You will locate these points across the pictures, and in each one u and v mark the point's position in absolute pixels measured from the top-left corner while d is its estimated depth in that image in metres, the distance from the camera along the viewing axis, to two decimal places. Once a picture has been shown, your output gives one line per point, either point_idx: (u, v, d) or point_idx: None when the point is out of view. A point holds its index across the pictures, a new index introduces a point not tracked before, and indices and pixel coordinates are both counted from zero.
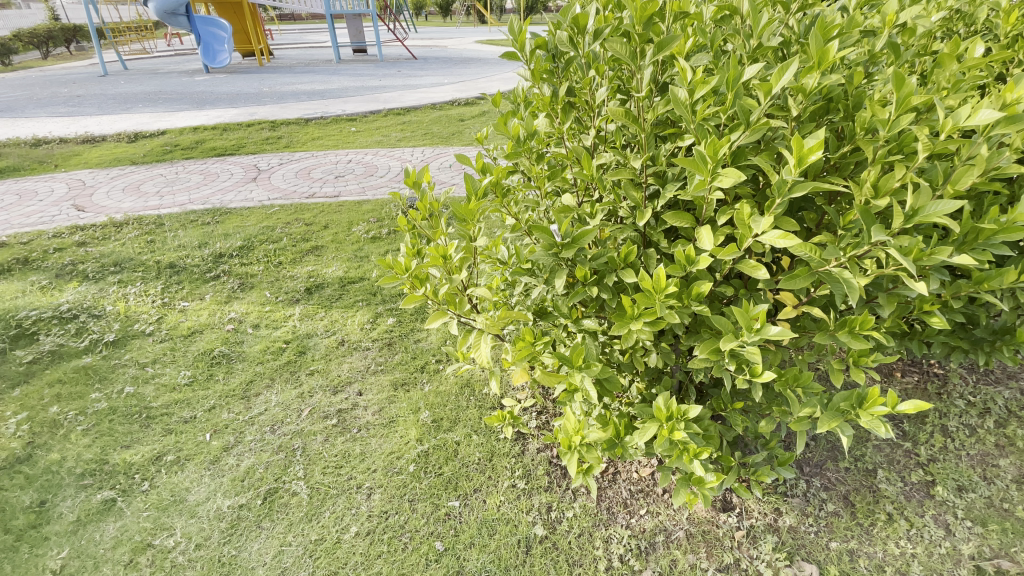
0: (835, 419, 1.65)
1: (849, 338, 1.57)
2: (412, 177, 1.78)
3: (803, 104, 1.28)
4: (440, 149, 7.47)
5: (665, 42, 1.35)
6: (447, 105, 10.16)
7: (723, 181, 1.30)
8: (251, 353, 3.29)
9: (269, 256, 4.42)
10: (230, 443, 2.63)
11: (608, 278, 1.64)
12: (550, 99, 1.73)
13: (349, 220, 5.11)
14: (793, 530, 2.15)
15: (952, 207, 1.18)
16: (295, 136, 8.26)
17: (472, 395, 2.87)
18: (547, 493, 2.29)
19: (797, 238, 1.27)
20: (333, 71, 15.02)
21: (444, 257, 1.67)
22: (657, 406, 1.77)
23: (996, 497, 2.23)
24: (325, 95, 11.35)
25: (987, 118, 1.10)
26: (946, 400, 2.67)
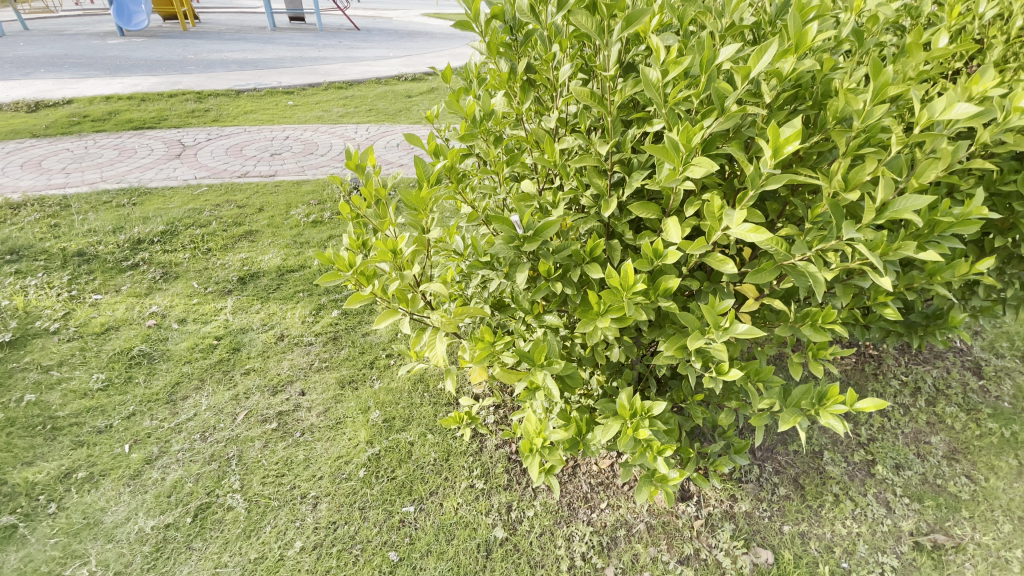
0: (797, 412, 1.64)
1: (811, 331, 1.56)
2: (354, 158, 1.57)
3: (778, 89, 1.21)
4: (386, 127, 7.11)
5: (634, 17, 1.21)
6: (392, 80, 9.67)
7: (694, 171, 1.22)
8: (177, 352, 2.97)
9: (196, 242, 4.02)
10: (153, 455, 2.36)
11: (573, 272, 1.54)
12: (507, 77, 1.59)
13: (287, 202, 4.74)
14: (748, 516, 2.18)
15: (922, 202, 1.16)
16: (225, 109, 7.59)
17: (426, 391, 2.73)
18: (506, 492, 2.21)
19: (768, 233, 1.20)
20: (267, 39, 13.98)
21: (394, 251, 1.50)
22: (621, 404, 1.71)
23: (930, 473, 2.37)
24: (258, 65, 10.52)
25: (963, 113, 1.05)
26: (883, 380, 2.83)
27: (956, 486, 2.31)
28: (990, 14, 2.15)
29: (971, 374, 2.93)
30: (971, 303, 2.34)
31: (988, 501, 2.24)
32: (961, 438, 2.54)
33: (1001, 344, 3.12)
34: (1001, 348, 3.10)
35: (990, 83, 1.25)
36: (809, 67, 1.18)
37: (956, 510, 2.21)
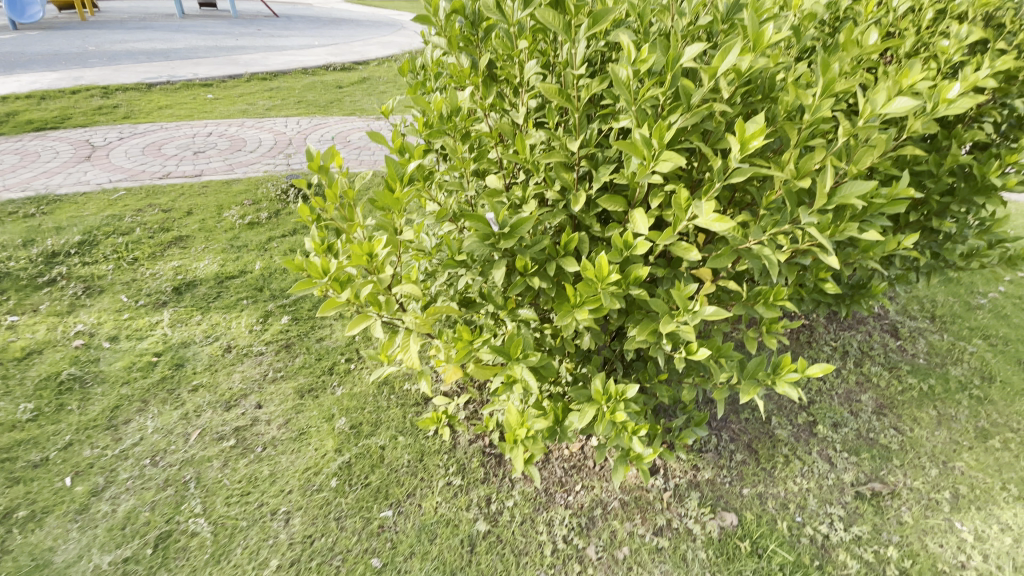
0: (757, 384, 1.77)
1: (765, 308, 1.66)
2: (317, 159, 1.49)
3: (735, 85, 1.30)
4: (319, 120, 6.79)
5: (600, 16, 1.30)
6: (320, 69, 9.23)
7: (662, 166, 1.28)
8: (111, 373, 2.74)
9: (119, 252, 3.69)
10: (98, 486, 2.19)
11: (548, 266, 1.59)
12: (470, 72, 1.58)
13: (218, 203, 4.43)
14: (712, 483, 2.33)
15: (865, 187, 1.28)
16: (136, 104, 6.96)
17: (392, 393, 2.69)
18: (484, 486, 2.23)
19: (731, 221, 1.27)
20: (175, 26, 12.88)
21: (368, 255, 1.47)
22: (595, 390, 1.77)
23: (863, 428, 2.64)
24: (168, 54, 9.69)
25: (903, 107, 1.22)
26: (816, 347, 3.14)
27: (886, 438, 2.58)
28: (898, 11, 2.38)
29: (890, 336, 3.29)
30: (890, 273, 2.61)
31: (914, 449, 2.53)
32: (887, 395, 2.86)
33: (913, 308, 3.53)
34: (913, 311, 3.52)
35: (919, 77, 1.37)
36: (762, 65, 1.29)
37: (888, 459, 2.48)
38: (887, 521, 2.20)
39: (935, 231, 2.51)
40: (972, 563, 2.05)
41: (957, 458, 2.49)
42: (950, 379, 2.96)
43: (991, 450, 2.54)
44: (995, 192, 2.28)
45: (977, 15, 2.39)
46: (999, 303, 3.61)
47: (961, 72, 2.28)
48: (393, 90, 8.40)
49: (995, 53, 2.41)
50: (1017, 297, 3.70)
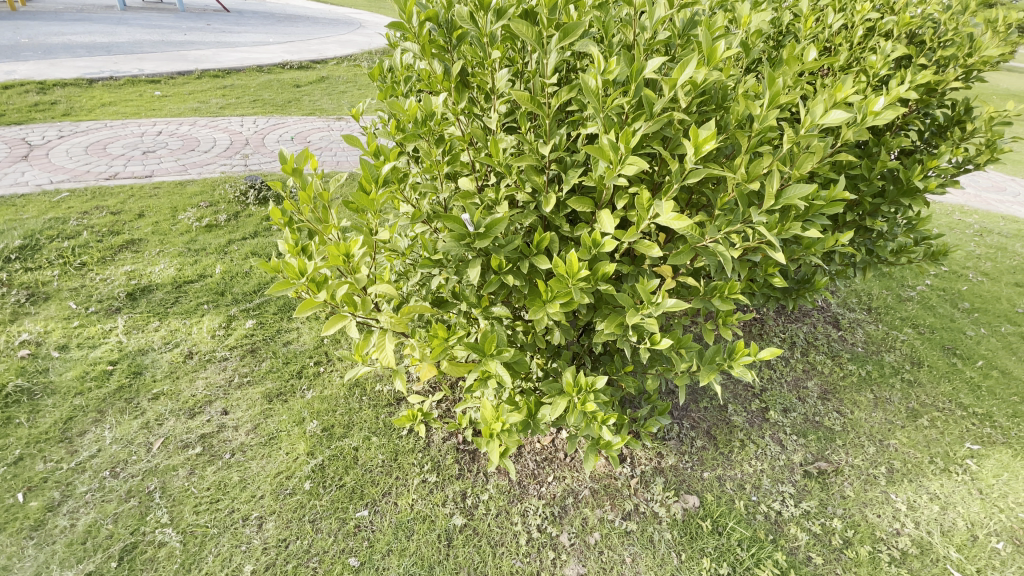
0: (715, 371, 1.90)
1: (721, 301, 1.78)
2: (290, 162, 1.50)
3: (692, 96, 1.41)
4: (276, 119, 6.62)
5: (570, 28, 1.39)
6: (275, 68, 8.99)
7: (626, 169, 1.37)
8: (63, 383, 2.61)
9: (65, 257, 3.51)
10: (54, 501, 2.10)
11: (521, 265, 1.66)
12: (443, 78, 1.64)
13: (172, 205, 4.27)
14: (675, 468, 2.46)
15: (806, 190, 1.42)
16: (76, 101, 6.58)
17: (364, 395, 2.69)
18: (459, 481, 2.28)
19: (689, 220, 1.38)
20: (116, 19, 12.23)
21: (345, 256, 1.49)
22: (566, 382, 1.85)
23: (810, 413, 2.85)
24: (109, 49, 9.19)
25: (837, 119, 1.36)
26: (767, 338, 3.35)
27: (830, 421, 2.81)
28: (833, 28, 2.60)
29: (832, 326, 3.55)
30: (831, 268, 2.83)
31: (854, 430, 2.76)
32: (830, 380, 3.10)
33: (851, 300, 3.82)
34: (852, 303, 3.80)
35: (851, 91, 1.53)
36: (715, 78, 1.41)
37: (833, 440, 2.69)
38: (832, 496, 2.40)
39: (869, 229, 2.75)
40: (906, 530, 2.27)
41: (893, 436, 2.73)
42: (884, 364, 3.23)
43: (921, 427, 2.80)
44: (919, 194, 2.53)
45: (902, 33, 2.63)
46: (926, 295, 3.96)
47: (888, 85, 2.52)
48: (352, 90, 8.28)
49: (917, 68, 2.67)
50: (941, 289, 4.06)
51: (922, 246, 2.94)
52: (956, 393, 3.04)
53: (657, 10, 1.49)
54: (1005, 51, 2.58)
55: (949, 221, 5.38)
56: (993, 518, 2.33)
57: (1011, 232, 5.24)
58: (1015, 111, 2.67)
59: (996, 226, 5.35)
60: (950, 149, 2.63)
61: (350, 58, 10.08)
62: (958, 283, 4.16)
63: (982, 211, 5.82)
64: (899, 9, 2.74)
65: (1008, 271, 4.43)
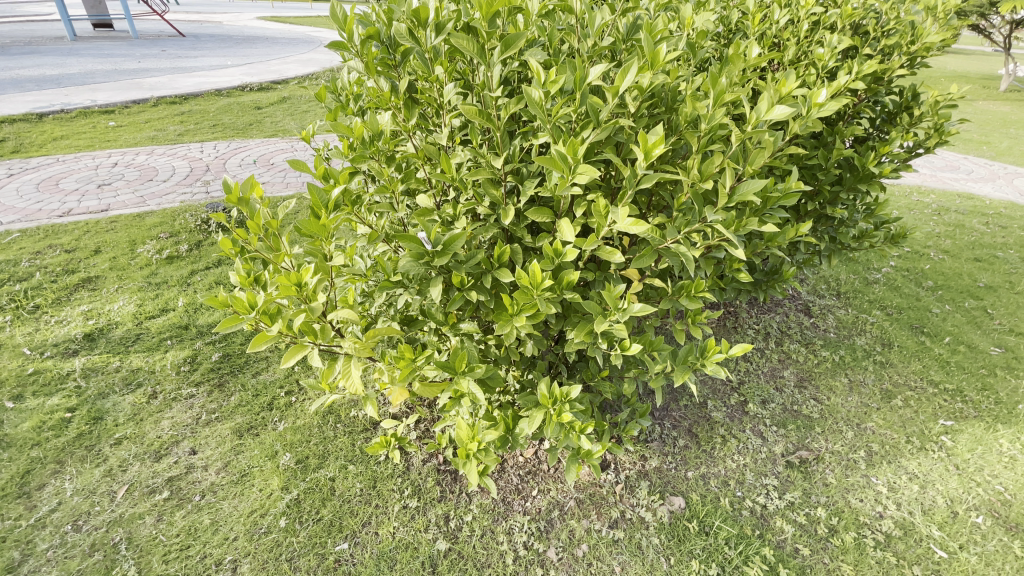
0: (688, 370, 1.88)
1: (687, 301, 1.76)
2: (235, 192, 1.43)
3: (639, 100, 1.42)
4: (237, 144, 6.49)
5: (510, 40, 1.39)
6: (235, 91, 8.83)
7: (580, 177, 1.36)
8: (18, 435, 2.47)
9: (17, 300, 3.35)
10: (14, 562, 1.97)
11: (484, 280, 1.62)
12: (391, 96, 1.61)
13: (130, 239, 4.12)
14: (659, 470, 2.45)
15: (759, 185, 1.41)
16: (26, 137, 6.34)
17: (339, 422, 2.62)
18: (441, 504, 2.23)
19: (647, 223, 1.37)
20: (66, 50, 11.89)
21: (298, 285, 1.43)
22: (541, 394, 1.79)
23: (788, 402, 2.88)
24: (58, 81, 8.90)
25: (781, 114, 1.36)
26: (741, 331, 3.39)
27: (808, 409, 2.84)
28: (780, 24, 2.66)
29: (804, 314, 3.61)
30: (798, 257, 2.87)
31: (832, 416, 2.80)
32: (805, 368, 3.14)
33: (821, 287, 3.90)
34: (821, 290, 3.87)
35: (794, 86, 1.54)
36: (660, 81, 1.42)
37: (812, 428, 2.72)
38: (815, 485, 2.41)
39: (829, 217, 2.80)
40: (889, 512, 2.29)
41: (869, 420, 2.77)
42: (856, 348, 3.29)
43: (896, 408, 2.85)
44: (875, 179, 2.59)
45: (846, 25, 2.70)
46: (891, 276, 4.06)
47: (837, 76, 2.58)
48: (315, 109, 8.20)
49: (863, 58, 2.74)
50: (905, 270, 4.16)
51: (882, 230, 3.01)
52: (927, 370, 3.11)
53: (598, 17, 1.50)
54: (946, 37, 2.66)
55: (908, 202, 5.55)
56: (972, 493, 2.37)
57: (967, 209, 5.43)
58: (960, 94, 2.75)
59: (953, 205, 5.52)
60: (901, 134, 2.70)
61: (311, 77, 9.97)
62: (920, 262, 4.28)
63: (938, 191, 6.02)
64: (842, 2, 2.82)
65: (967, 247, 4.57)
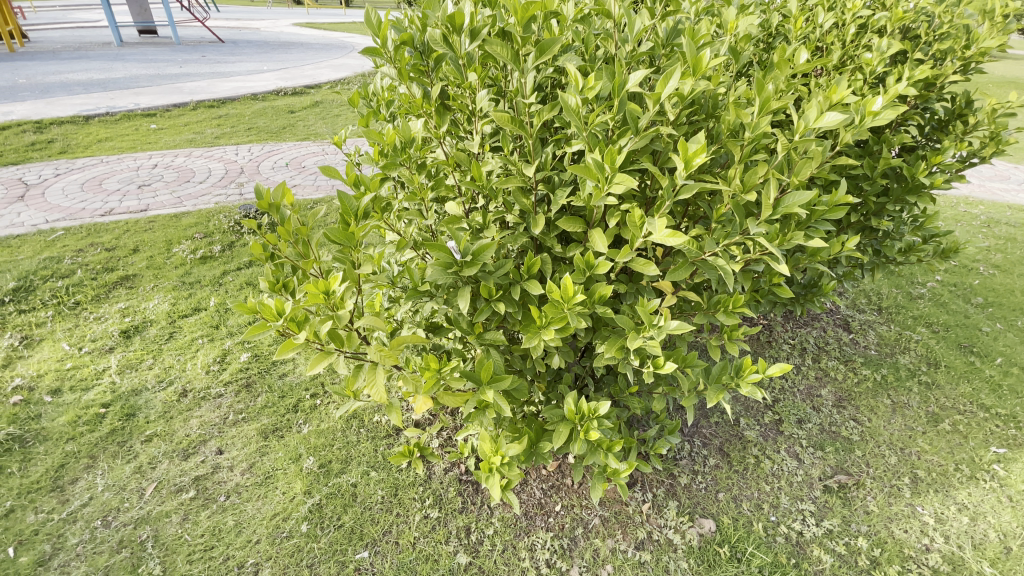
0: (723, 389, 1.79)
1: (725, 316, 1.68)
2: (266, 198, 1.42)
3: (679, 108, 1.36)
4: (271, 147, 6.64)
5: (546, 46, 1.36)
6: (270, 95, 9.06)
7: (615, 188, 1.30)
8: (55, 429, 2.54)
9: (59, 296, 3.47)
10: (46, 555, 2.01)
11: (512, 291, 1.58)
12: (423, 102, 1.59)
13: (167, 238, 4.24)
14: (688, 490, 2.36)
15: (806, 198, 1.33)
16: (73, 139, 6.62)
17: (362, 427, 2.62)
18: (463, 516, 2.19)
19: (685, 235, 1.30)
20: (112, 55, 12.40)
21: (326, 293, 1.41)
22: (568, 409, 1.73)
23: (826, 423, 2.75)
24: (105, 85, 9.27)
25: (834, 122, 1.27)
26: (776, 346, 3.26)
27: (847, 430, 2.70)
28: (824, 28, 2.55)
29: (843, 330, 3.45)
30: (838, 270, 2.74)
31: (874, 439, 2.65)
32: (844, 387, 2.99)
33: (860, 301, 3.72)
34: (861, 304, 3.70)
35: (845, 92, 1.46)
36: (702, 88, 1.36)
37: (851, 451, 2.59)
38: (855, 512, 2.28)
39: (874, 229, 2.66)
40: (935, 545, 2.15)
41: (913, 444, 2.62)
42: (900, 367, 3.12)
43: (943, 433, 2.68)
44: (925, 191, 2.45)
45: (895, 28, 2.57)
46: (937, 291, 3.85)
47: (885, 81, 2.45)
48: (347, 113, 8.33)
49: (914, 63, 2.60)
50: (953, 285, 3.95)
51: (930, 244, 2.85)
52: (977, 393, 2.93)
53: (638, 22, 1.45)
54: (1005, 41, 2.50)
55: (955, 214, 5.28)
56: None
57: (1020, 222, 5.14)
58: (1019, 100, 2.58)
59: (1004, 217, 5.23)
60: (954, 143, 2.55)
61: (343, 81, 10.16)
62: (969, 277, 4.05)
63: (987, 202, 5.72)
64: (891, 4, 2.69)
65: (1020, 262, 4.31)
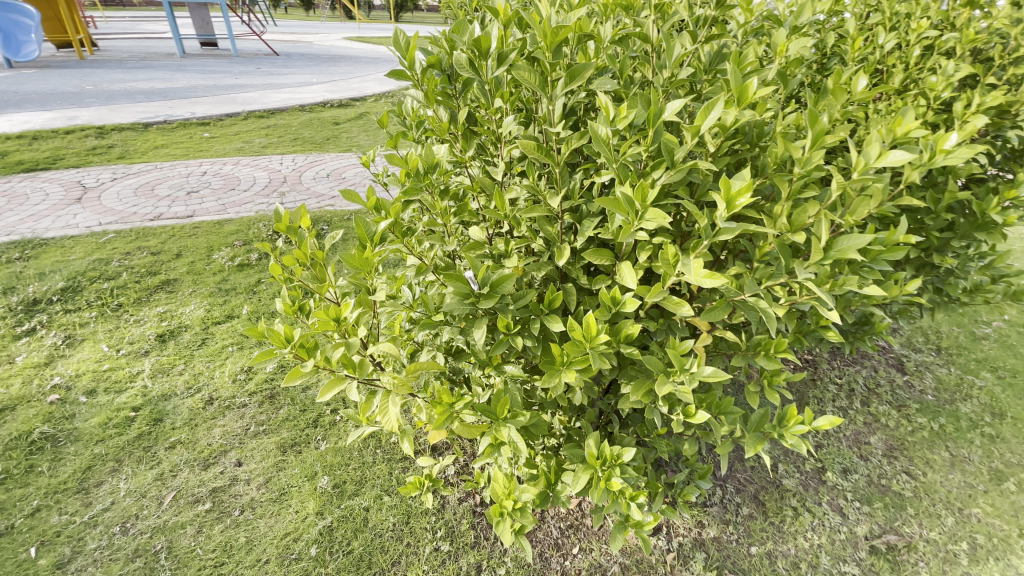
0: (761, 440, 1.64)
1: (765, 362, 1.54)
2: (284, 220, 1.42)
3: (720, 139, 1.25)
4: (314, 157, 6.82)
5: (577, 71, 1.28)
6: (317, 107, 9.36)
7: (646, 224, 1.21)
8: (87, 430, 2.61)
9: (104, 298, 3.61)
10: (64, 558, 2.04)
11: (532, 325, 1.49)
12: (448, 125, 1.54)
13: (209, 244, 4.38)
14: (717, 541, 2.19)
15: (863, 241, 1.19)
16: (132, 145, 6.99)
17: (379, 447, 2.57)
18: (474, 551, 2.10)
19: (723, 278, 1.19)
20: (176, 66, 13.14)
21: (336, 319, 1.37)
22: (589, 452, 1.61)
23: (875, 474, 2.52)
24: (166, 94, 9.81)
25: (899, 160, 1.14)
26: (820, 385, 3.04)
27: (898, 484, 2.46)
28: (884, 49, 2.38)
29: (896, 371, 3.19)
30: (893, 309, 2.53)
31: (928, 496, 2.40)
32: (896, 436, 2.74)
33: (917, 340, 3.44)
34: (917, 343, 3.42)
35: (912, 124, 1.35)
36: (747, 118, 1.25)
37: (902, 508, 2.35)
38: None
39: (935, 267, 2.44)
40: None
41: (974, 504, 2.36)
42: (961, 417, 2.84)
43: (1011, 495, 2.41)
44: (995, 228, 2.23)
45: (966, 50, 2.37)
46: (1005, 332, 3.52)
47: (953, 107, 2.25)
48: None
49: (986, 87, 2.39)
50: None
51: (999, 284, 2.60)
52: None
53: (677, 46, 1.36)
54: None
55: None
56: None
57: None
58: None
59: None
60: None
61: (387, 94, 10.40)
62: None
63: None
64: (961, 24, 2.49)
65: None
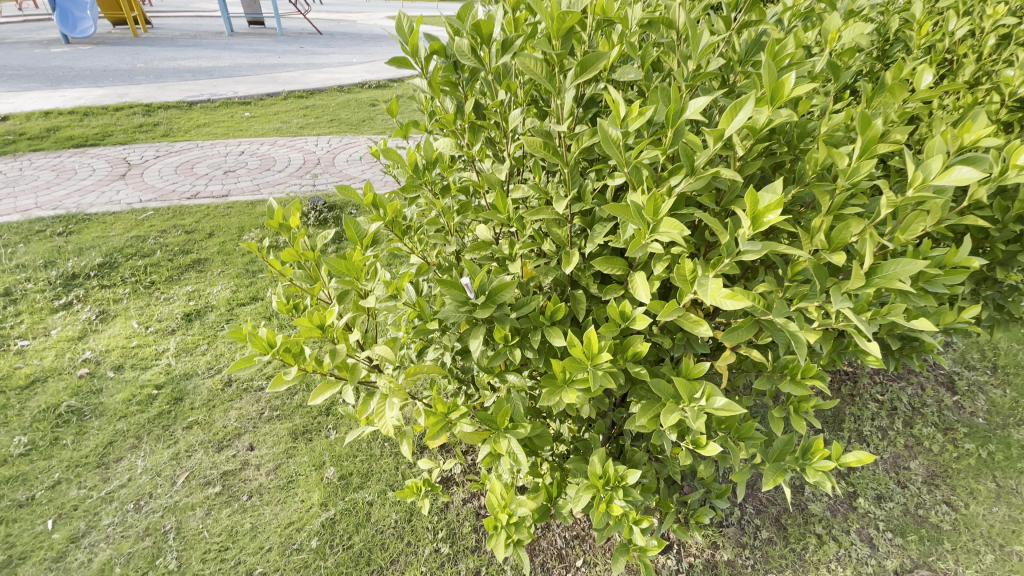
0: (783, 470, 1.50)
1: (792, 387, 1.39)
2: (277, 216, 1.36)
3: (749, 142, 1.11)
4: (348, 139, 6.85)
5: (589, 61, 1.16)
6: (355, 87, 9.38)
7: (658, 237, 1.08)
8: (111, 406, 2.70)
9: (137, 275, 3.72)
10: (79, 531, 2.12)
11: (534, 336, 1.39)
12: (453, 117, 1.44)
13: (240, 225, 4.45)
14: (731, 564, 2.07)
15: (915, 268, 1.03)
16: (176, 123, 7.19)
17: (388, 440, 2.55)
18: (474, 556, 2.05)
19: (745, 301, 1.05)
20: (224, 44, 13.44)
21: (321, 325, 1.30)
22: (593, 471, 1.50)
23: (912, 503, 2.32)
24: (212, 73, 10.03)
25: (965, 177, 0.96)
26: (859, 402, 2.82)
27: (937, 516, 2.26)
28: (955, 35, 2.11)
29: (946, 390, 2.93)
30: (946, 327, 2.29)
31: (969, 531, 2.20)
32: (940, 462, 2.51)
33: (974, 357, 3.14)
34: (973, 359, 3.12)
35: (983, 130, 1.16)
36: (782, 119, 1.09)
37: (938, 542, 2.16)
38: None
39: (998, 282, 2.18)
40: None
41: (1017, 541, 2.15)
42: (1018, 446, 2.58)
43: None
44: None
45: None
46: None
47: None
48: None
49: None
50: None
51: None
52: None
53: (705, 34, 1.20)
54: None
55: None
56: None
57: None
58: None
59: None
60: None
61: None
62: None
63: None
64: None
65: None
